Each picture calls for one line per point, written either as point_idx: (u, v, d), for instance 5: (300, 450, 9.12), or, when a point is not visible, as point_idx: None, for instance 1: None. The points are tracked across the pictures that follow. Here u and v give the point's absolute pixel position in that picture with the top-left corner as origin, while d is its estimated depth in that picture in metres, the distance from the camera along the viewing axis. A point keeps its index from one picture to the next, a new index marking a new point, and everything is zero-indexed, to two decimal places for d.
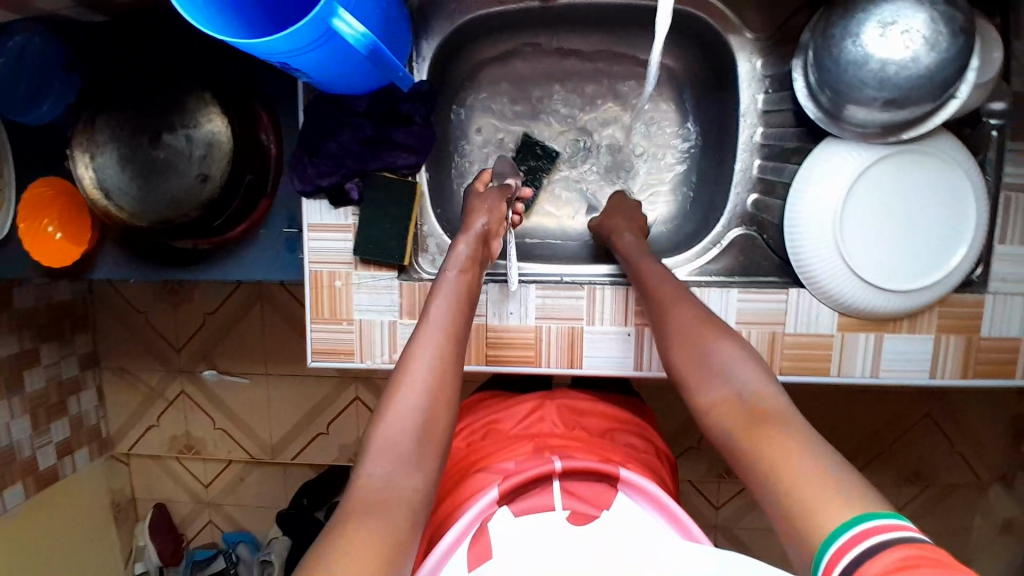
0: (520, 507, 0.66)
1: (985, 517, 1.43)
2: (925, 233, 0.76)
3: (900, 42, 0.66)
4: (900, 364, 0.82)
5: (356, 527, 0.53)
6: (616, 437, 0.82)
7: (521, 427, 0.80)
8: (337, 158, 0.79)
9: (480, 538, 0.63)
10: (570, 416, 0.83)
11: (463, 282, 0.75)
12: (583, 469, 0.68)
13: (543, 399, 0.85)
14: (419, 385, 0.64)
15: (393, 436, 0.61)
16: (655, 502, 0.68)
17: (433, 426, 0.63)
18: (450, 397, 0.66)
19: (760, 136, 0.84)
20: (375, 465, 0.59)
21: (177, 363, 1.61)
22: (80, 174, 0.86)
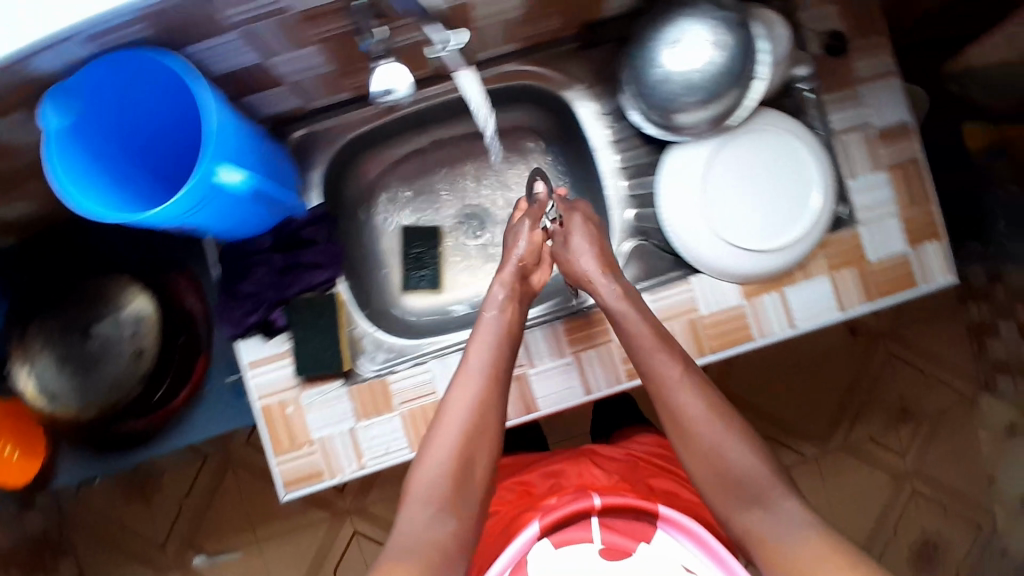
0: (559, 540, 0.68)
1: (985, 426, 1.43)
2: (781, 192, 0.87)
3: (690, 54, 0.79)
4: (810, 311, 0.90)
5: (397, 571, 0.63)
6: (654, 485, 0.84)
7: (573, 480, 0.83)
8: (256, 295, 0.86)
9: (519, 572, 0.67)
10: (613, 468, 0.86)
11: (501, 324, 0.81)
12: (620, 506, 0.70)
13: (581, 457, 0.89)
14: (451, 433, 0.73)
15: (434, 478, 0.70)
16: (693, 535, 0.68)
17: (473, 460, 0.72)
18: (486, 442, 0.74)
19: (619, 161, 0.93)
20: (414, 507, 0.69)
21: (163, 560, 1.56)
22: (24, 385, 0.89)
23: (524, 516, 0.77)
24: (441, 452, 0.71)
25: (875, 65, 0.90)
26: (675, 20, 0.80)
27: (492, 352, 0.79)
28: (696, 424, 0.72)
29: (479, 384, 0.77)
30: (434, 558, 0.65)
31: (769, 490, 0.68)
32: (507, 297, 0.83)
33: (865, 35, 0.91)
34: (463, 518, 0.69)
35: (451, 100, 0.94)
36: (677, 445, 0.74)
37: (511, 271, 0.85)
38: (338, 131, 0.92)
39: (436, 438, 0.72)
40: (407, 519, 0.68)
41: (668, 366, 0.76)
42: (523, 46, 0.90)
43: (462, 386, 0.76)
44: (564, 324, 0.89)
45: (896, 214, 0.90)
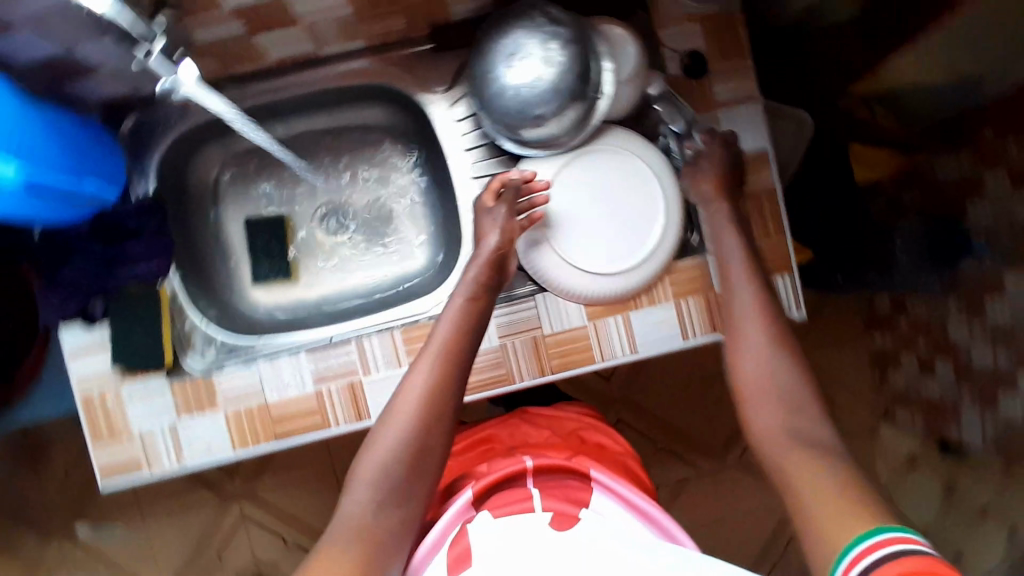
0: (500, 510, 0.73)
1: (886, 458, 1.31)
2: (623, 215, 0.87)
3: (522, 69, 0.77)
4: (655, 338, 0.88)
5: (337, 553, 0.64)
6: (586, 436, 0.90)
7: (510, 437, 0.89)
8: (75, 285, 0.83)
9: (461, 538, 0.71)
10: (543, 425, 0.92)
11: (470, 310, 0.80)
12: (552, 466, 0.77)
13: (522, 415, 0.95)
14: (400, 419, 0.72)
15: (382, 459, 0.70)
16: (621, 497, 0.76)
17: (426, 447, 0.71)
18: (442, 431, 0.73)
19: (475, 167, 0.91)
20: (360, 487, 0.69)
21: (47, 527, 1.55)
22: None
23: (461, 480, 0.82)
24: (392, 430, 0.72)
25: (734, 88, 0.89)
26: (512, 31, 0.78)
27: (454, 333, 0.78)
28: (753, 383, 0.72)
29: (436, 360, 0.76)
30: (381, 542, 0.66)
31: (807, 427, 0.67)
32: (480, 283, 0.82)
33: (726, 56, 0.89)
34: (411, 509, 0.69)
35: (306, 91, 0.92)
36: (738, 367, 0.75)
37: (490, 256, 0.82)
38: (180, 117, 0.90)
39: (387, 423, 0.72)
40: (351, 503, 0.68)
41: (745, 300, 0.78)
42: (374, 44, 0.88)
43: (423, 362, 0.76)
44: (401, 333, 0.87)
45: (751, 243, 0.88)
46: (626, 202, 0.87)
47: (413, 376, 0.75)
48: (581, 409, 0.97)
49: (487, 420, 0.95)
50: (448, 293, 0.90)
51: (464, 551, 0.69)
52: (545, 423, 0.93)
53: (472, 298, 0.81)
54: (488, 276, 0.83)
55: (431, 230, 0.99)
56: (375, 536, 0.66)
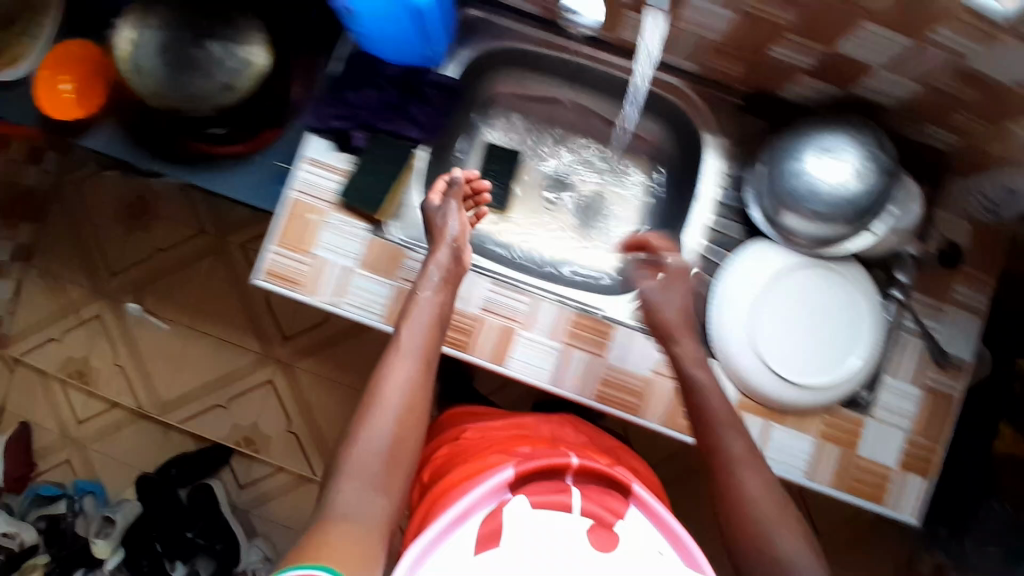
0: (536, 500, 0.68)
1: None
2: (824, 337, 0.87)
3: (833, 168, 0.81)
4: (781, 456, 0.89)
5: (338, 534, 0.61)
6: (620, 455, 0.91)
7: (548, 431, 0.89)
8: (354, 109, 0.90)
9: (494, 517, 0.66)
10: (584, 436, 0.92)
11: (435, 306, 0.83)
12: (594, 472, 0.72)
13: (552, 416, 0.97)
14: (387, 412, 0.73)
15: (367, 458, 0.69)
16: (662, 524, 0.69)
17: (404, 446, 0.71)
18: (417, 415, 0.75)
19: (712, 221, 0.93)
20: (349, 483, 0.67)
21: (104, 286, 1.58)
22: (120, 41, 0.91)
23: (485, 460, 0.79)
24: (380, 431, 0.71)
25: (971, 295, 0.93)
26: (839, 133, 0.82)
27: (424, 333, 0.80)
28: (750, 490, 0.68)
29: (416, 363, 0.78)
30: (371, 537, 0.63)
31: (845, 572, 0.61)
32: (444, 278, 0.85)
33: (978, 266, 0.93)
34: (394, 488, 0.69)
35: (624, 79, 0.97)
36: (751, 469, 0.69)
37: (449, 253, 0.85)
38: (509, 35, 0.95)
39: (367, 414, 0.72)
40: (340, 497, 0.66)
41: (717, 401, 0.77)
42: (701, 74, 0.93)
43: (403, 365, 0.76)
44: (576, 315, 0.90)
45: (906, 430, 0.91)
46: (833, 328, 0.87)
47: (394, 377, 0.75)
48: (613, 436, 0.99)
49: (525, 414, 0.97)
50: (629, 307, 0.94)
51: (493, 532, 0.64)
52: (583, 434, 0.93)
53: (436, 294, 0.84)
54: (450, 272, 0.86)
55: None
56: (370, 528, 0.63)
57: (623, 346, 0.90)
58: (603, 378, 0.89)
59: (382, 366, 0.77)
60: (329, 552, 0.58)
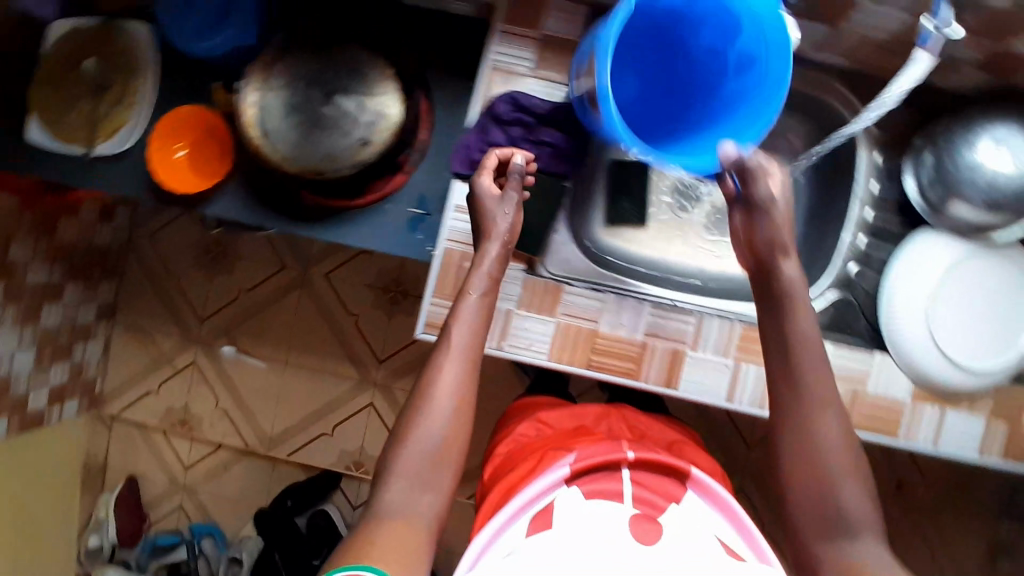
0: (589, 490, 0.76)
1: None
2: (996, 323, 0.87)
3: (1009, 157, 0.80)
4: (951, 440, 0.89)
5: (385, 532, 0.66)
6: (682, 451, 0.94)
7: (606, 429, 0.93)
8: (504, 149, 0.87)
9: (542, 516, 0.74)
10: (636, 428, 0.95)
11: (485, 306, 0.79)
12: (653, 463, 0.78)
13: (608, 409, 0.99)
14: (435, 412, 0.72)
15: (416, 457, 0.70)
16: (721, 505, 0.78)
17: (452, 448, 0.72)
18: (467, 416, 0.74)
19: (868, 216, 0.92)
20: (395, 480, 0.70)
21: (195, 333, 1.57)
22: (245, 105, 0.88)
23: (549, 455, 0.83)
24: (429, 433, 0.71)
25: None
26: (1008, 122, 0.82)
27: (474, 332, 0.78)
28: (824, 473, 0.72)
29: (462, 363, 0.75)
30: (419, 535, 0.67)
31: None
32: (492, 281, 0.80)
33: None
34: (442, 485, 0.71)
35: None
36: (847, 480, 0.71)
37: (500, 250, 0.81)
38: None
39: (417, 417, 0.72)
40: (386, 497, 0.69)
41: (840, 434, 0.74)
42: (847, 65, 0.90)
43: (448, 365, 0.75)
44: (742, 329, 0.89)
45: None
46: (1003, 314, 0.88)
47: (441, 375, 0.74)
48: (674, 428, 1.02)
49: (589, 405, 0.99)
50: None
51: (544, 520, 0.72)
52: (639, 426, 0.97)
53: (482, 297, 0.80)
54: (498, 272, 0.82)
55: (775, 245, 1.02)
56: (418, 532, 0.67)
57: None
58: None
59: (431, 360, 0.76)
60: (374, 550, 0.63)
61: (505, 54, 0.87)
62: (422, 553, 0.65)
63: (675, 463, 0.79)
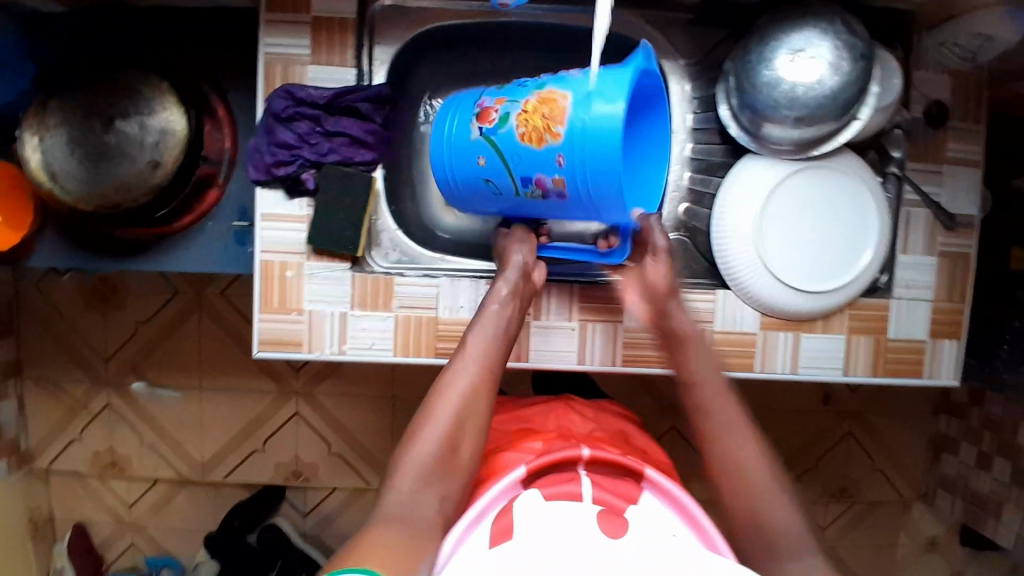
0: (549, 491, 0.67)
1: (908, 533, 1.61)
2: (836, 239, 0.85)
3: (807, 67, 0.76)
4: (814, 362, 0.90)
5: (381, 530, 0.63)
6: (631, 440, 0.86)
7: (554, 423, 0.85)
8: (293, 149, 0.83)
9: (503, 514, 0.66)
10: (591, 417, 0.88)
11: (504, 317, 0.79)
12: (609, 461, 0.72)
13: (557, 403, 0.90)
14: (450, 410, 0.72)
15: (424, 456, 0.69)
16: (674, 501, 0.70)
17: (460, 444, 0.71)
18: (478, 419, 0.73)
19: (690, 150, 0.91)
20: (402, 479, 0.68)
21: (104, 375, 1.55)
22: (27, 155, 0.86)
23: (505, 455, 0.77)
24: (434, 431, 0.70)
25: (966, 148, 0.90)
26: (805, 28, 0.77)
27: (490, 341, 0.77)
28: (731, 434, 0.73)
29: (477, 368, 0.75)
30: (418, 531, 0.64)
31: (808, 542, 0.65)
32: (511, 294, 0.81)
33: (967, 117, 0.90)
34: (449, 490, 0.69)
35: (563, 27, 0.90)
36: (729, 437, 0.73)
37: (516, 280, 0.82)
38: (428, 16, 0.87)
39: (427, 421, 0.71)
40: (395, 496, 0.67)
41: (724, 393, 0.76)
42: None
43: (459, 368, 0.75)
44: (580, 289, 0.87)
45: (930, 300, 0.91)
46: (841, 229, 0.85)
47: (452, 380, 0.74)
48: (621, 410, 0.94)
49: (532, 400, 0.91)
50: None
51: (507, 526, 0.63)
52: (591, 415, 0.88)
53: (501, 309, 0.80)
54: (523, 291, 0.83)
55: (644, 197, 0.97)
56: (421, 525, 0.64)
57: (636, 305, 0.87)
58: (624, 343, 0.88)
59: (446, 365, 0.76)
60: (374, 550, 0.59)
61: (279, 44, 0.82)
62: (424, 561, 0.61)
63: (630, 462, 0.72)
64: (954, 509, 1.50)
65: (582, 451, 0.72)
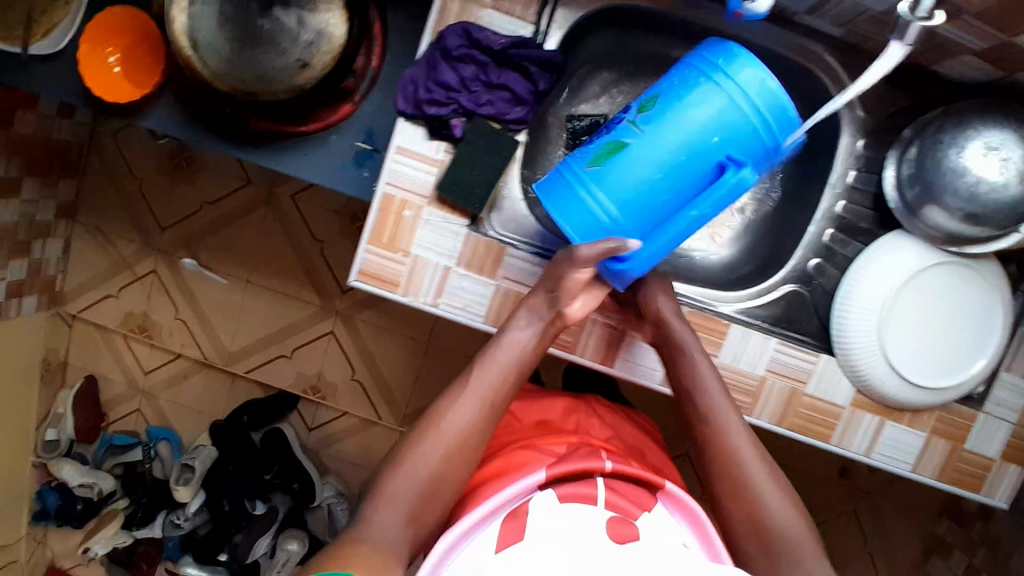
0: (565, 492, 0.67)
1: None
2: (952, 340, 0.84)
3: (997, 166, 0.74)
4: (890, 452, 0.88)
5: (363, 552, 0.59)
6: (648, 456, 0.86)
7: (575, 424, 0.85)
8: (453, 91, 0.79)
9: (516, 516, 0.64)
10: (612, 425, 0.88)
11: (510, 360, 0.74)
12: (628, 474, 0.71)
13: (576, 403, 0.91)
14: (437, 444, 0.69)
15: (403, 486, 0.67)
16: (688, 515, 0.71)
17: (442, 478, 0.68)
18: (466, 462, 0.70)
19: (840, 208, 0.88)
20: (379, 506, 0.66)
21: (157, 242, 1.56)
22: (173, 16, 0.82)
23: (520, 456, 0.76)
24: (415, 470, 0.68)
25: None
26: (1005, 128, 0.75)
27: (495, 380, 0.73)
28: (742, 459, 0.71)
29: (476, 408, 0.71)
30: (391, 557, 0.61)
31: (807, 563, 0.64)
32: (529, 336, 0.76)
33: None
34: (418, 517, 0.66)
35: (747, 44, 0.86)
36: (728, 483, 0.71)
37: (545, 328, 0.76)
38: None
39: (409, 454, 0.69)
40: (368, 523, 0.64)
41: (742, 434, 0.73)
42: (846, 40, 0.82)
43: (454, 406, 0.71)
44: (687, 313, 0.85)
45: (1013, 423, 0.89)
46: (962, 331, 0.84)
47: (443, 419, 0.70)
48: (644, 422, 0.99)
49: (557, 393, 0.93)
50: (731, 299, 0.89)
51: (519, 527, 0.62)
52: (610, 422, 0.89)
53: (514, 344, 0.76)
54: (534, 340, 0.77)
55: (756, 237, 0.95)
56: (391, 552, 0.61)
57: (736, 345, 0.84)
58: None
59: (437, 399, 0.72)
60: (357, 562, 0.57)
61: None
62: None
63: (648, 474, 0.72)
64: None
65: (605, 463, 0.71)
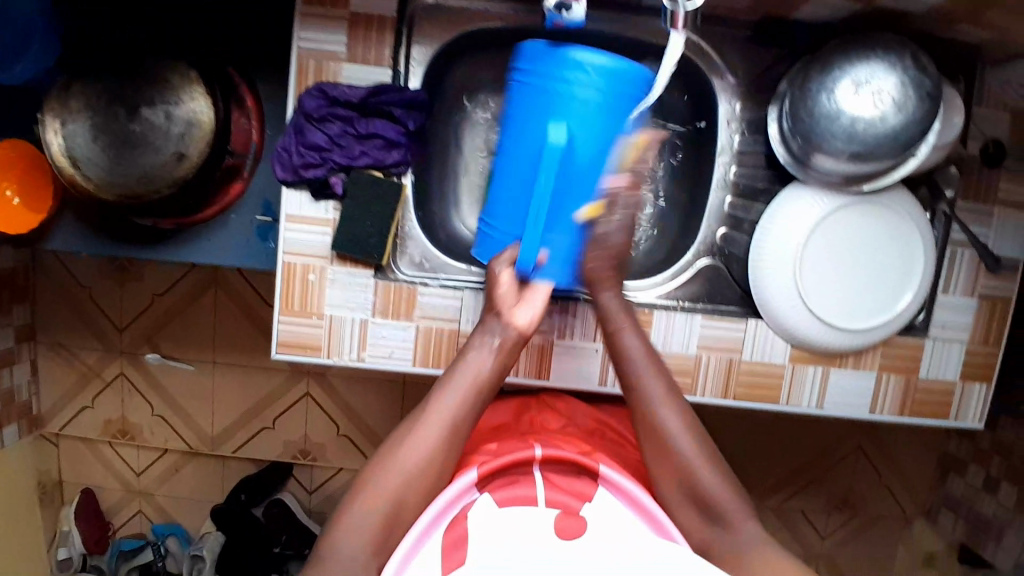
0: (502, 497, 0.69)
1: (907, 547, 1.52)
2: (875, 279, 0.83)
3: (870, 102, 0.73)
4: (845, 399, 0.87)
5: None
6: (606, 434, 0.89)
7: (526, 426, 0.87)
8: (323, 151, 0.80)
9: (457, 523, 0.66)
10: (563, 415, 0.90)
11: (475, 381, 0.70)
12: (565, 458, 0.73)
13: (526, 403, 0.92)
14: (395, 475, 0.66)
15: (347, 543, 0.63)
16: (631, 500, 0.71)
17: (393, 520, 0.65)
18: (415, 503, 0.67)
19: (734, 173, 0.88)
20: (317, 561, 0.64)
21: (118, 344, 1.57)
22: (48, 139, 0.84)
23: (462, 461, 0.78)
24: (371, 507, 0.65)
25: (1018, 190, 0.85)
26: (871, 59, 0.74)
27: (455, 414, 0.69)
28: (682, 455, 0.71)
29: (439, 435, 0.68)
30: None
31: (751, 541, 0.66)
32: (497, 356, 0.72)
33: None
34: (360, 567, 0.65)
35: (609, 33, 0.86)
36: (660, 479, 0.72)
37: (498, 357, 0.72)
38: (470, 16, 0.84)
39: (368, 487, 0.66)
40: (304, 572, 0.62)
41: (672, 418, 0.72)
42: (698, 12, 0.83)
43: (424, 431, 0.68)
44: None
45: (964, 342, 0.87)
46: (884, 266, 0.83)
47: (408, 445, 0.68)
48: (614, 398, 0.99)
49: (507, 398, 0.94)
50: (647, 287, 0.88)
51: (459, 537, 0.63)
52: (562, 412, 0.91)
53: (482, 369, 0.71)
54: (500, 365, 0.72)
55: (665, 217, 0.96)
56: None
57: (664, 329, 0.84)
58: None
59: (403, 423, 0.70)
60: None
61: (314, 41, 0.79)
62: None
63: (584, 460, 0.73)
64: (954, 528, 1.42)
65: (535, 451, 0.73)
